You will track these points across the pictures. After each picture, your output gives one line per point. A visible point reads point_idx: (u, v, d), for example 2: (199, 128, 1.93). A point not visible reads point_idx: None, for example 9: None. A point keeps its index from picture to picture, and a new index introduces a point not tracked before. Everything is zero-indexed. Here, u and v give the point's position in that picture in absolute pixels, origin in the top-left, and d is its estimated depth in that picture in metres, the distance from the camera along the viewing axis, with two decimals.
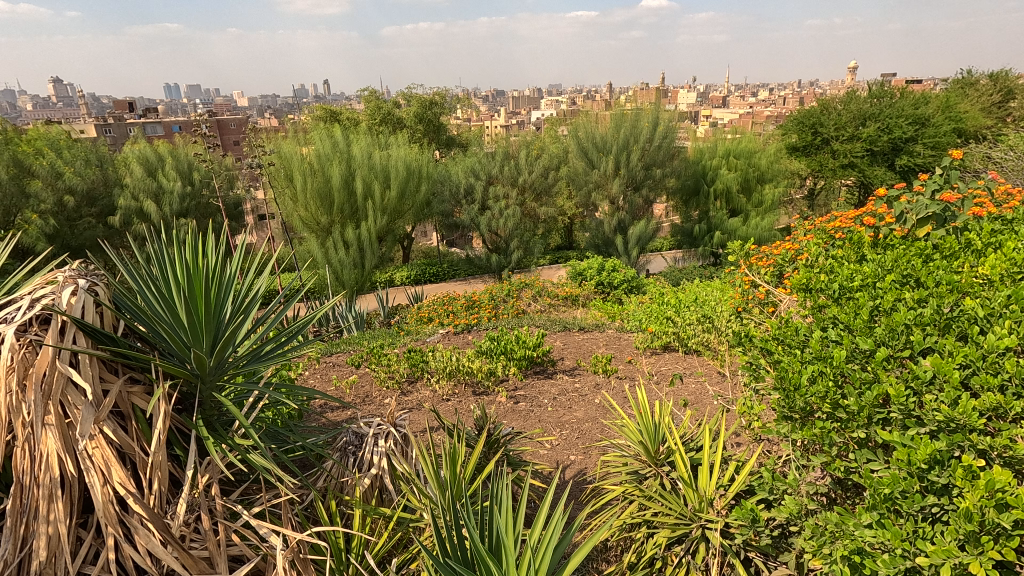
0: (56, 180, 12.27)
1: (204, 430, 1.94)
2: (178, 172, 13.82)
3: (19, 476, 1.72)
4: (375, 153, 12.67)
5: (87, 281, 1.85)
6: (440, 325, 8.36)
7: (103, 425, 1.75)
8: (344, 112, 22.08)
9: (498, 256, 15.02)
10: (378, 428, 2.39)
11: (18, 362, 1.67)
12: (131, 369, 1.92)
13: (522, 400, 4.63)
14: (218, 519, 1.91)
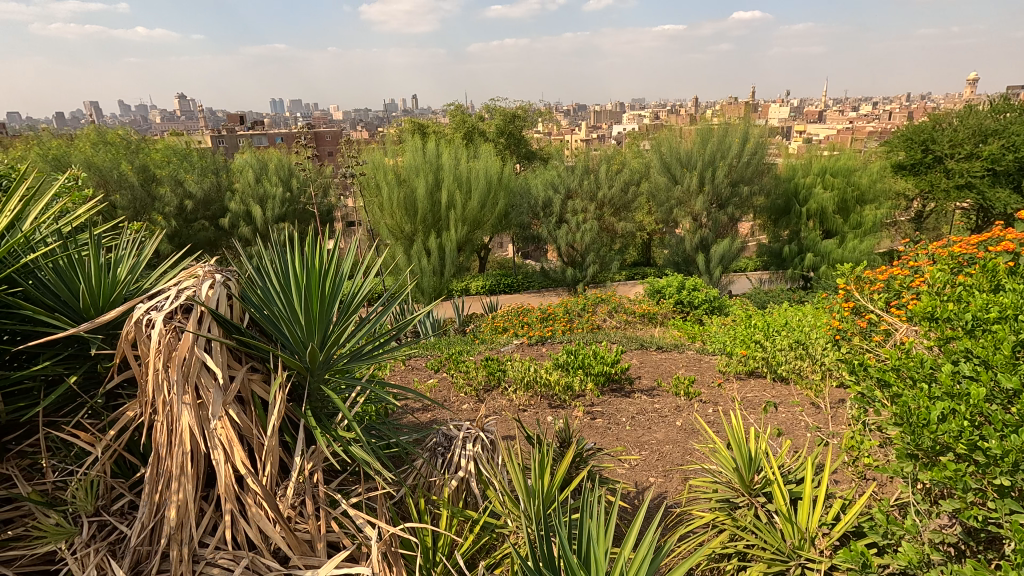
0: (178, 186, 13.70)
1: (313, 420, 2.08)
2: (280, 179, 14.93)
3: (158, 447, 1.93)
4: (460, 164, 13.11)
5: (222, 276, 2.04)
6: (515, 335, 8.43)
7: (228, 409, 1.92)
8: (430, 125, 23.02)
9: (574, 270, 14.98)
10: (467, 431, 2.44)
11: (163, 346, 1.86)
12: (253, 358, 2.09)
13: (600, 417, 4.56)
14: (321, 505, 2.04)
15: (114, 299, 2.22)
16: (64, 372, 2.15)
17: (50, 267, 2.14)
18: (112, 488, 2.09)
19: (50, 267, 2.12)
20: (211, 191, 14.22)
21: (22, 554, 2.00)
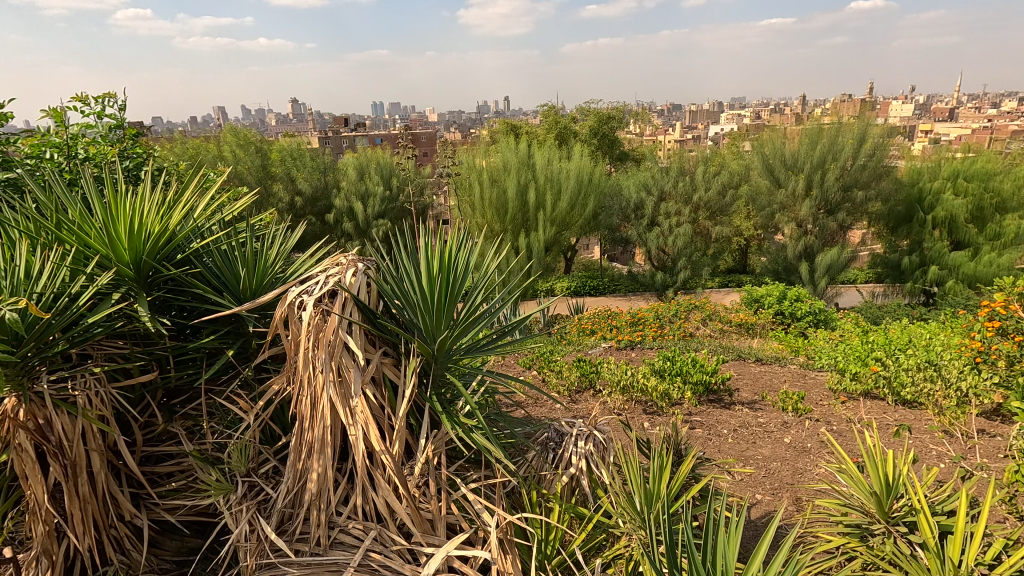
0: (291, 184, 14.86)
1: (438, 404, 2.20)
2: (381, 178, 15.73)
3: (302, 419, 2.11)
4: (554, 164, 13.18)
5: (363, 265, 2.19)
6: (603, 338, 8.29)
7: (365, 389, 2.07)
8: (522, 126, 23.26)
9: (663, 275, 14.32)
10: (578, 429, 2.45)
11: (312, 327, 2.03)
12: (385, 343, 2.23)
13: (699, 427, 4.39)
14: (442, 487, 2.15)
15: (265, 282, 2.46)
16: (223, 346, 2.42)
17: (215, 252, 2.41)
18: (259, 453, 2.32)
19: (216, 252, 2.39)
20: (319, 189, 15.26)
21: (185, 504, 2.28)
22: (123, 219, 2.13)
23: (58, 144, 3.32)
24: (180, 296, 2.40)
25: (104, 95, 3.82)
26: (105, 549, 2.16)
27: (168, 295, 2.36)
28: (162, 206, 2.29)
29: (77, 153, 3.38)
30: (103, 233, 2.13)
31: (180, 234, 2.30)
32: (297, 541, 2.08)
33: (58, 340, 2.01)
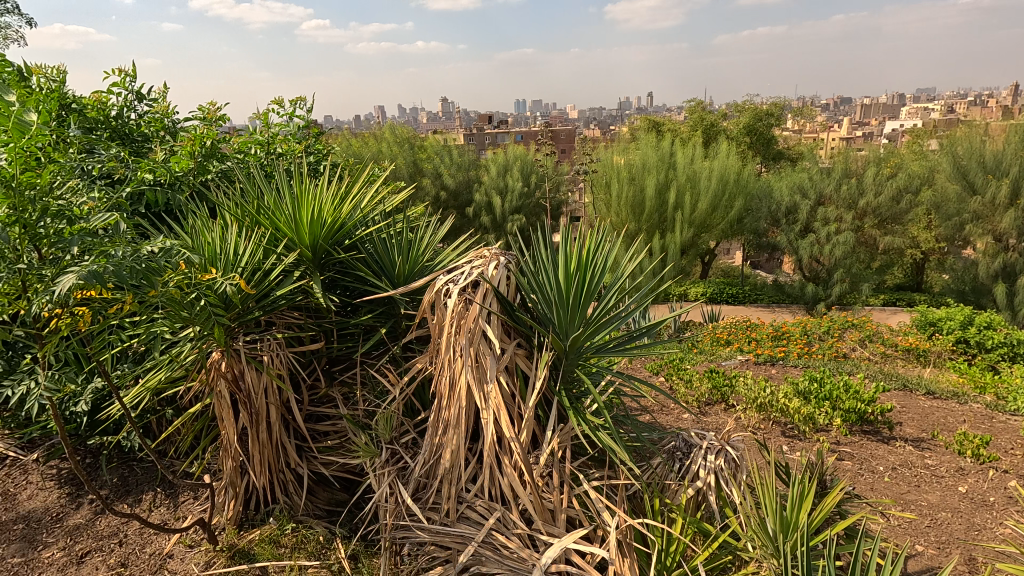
0: (437, 179, 15.88)
1: (566, 399, 2.26)
2: (520, 174, 16.16)
3: (441, 398, 2.28)
4: (698, 163, 12.58)
5: (505, 258, 2.30)
6: (740, 350, 7.71)
7: (499, 377, 2.18)
8: (667, 123, 22.42)
9: (815, 286, 12.88)
10: (708, 441, 2.36)
11: (456, 314, 2.19)
12: (520, 335, 2.33)
13: (848, 459, 3.94)
14: (565, 480, 2.20)
15: (416, 269, 2.71)
16: (378, 324, 2.71)
17: (376, 239, 2.70)
18: (401, 424, 2.55)
19: (376, 240, 2.67)
20: (462, 183, 16.09)
21: (337, 461, 2.58)
22: (307, 208, 2.46)
23: (260, 141, 3.92)
24: (345, 277, 2.72)
25: (295, 99, 4.42)
26: (274, 489, 2.53)
27: (336, 275, 2.69)
28: (337, 196, 2.62)
29: (273, 149, 3.96)
30: (290, 218, 2.48)
31: (349, 223, 2.61)
32: (428, 509, 2.27)
33: (254, 308, 2.40)
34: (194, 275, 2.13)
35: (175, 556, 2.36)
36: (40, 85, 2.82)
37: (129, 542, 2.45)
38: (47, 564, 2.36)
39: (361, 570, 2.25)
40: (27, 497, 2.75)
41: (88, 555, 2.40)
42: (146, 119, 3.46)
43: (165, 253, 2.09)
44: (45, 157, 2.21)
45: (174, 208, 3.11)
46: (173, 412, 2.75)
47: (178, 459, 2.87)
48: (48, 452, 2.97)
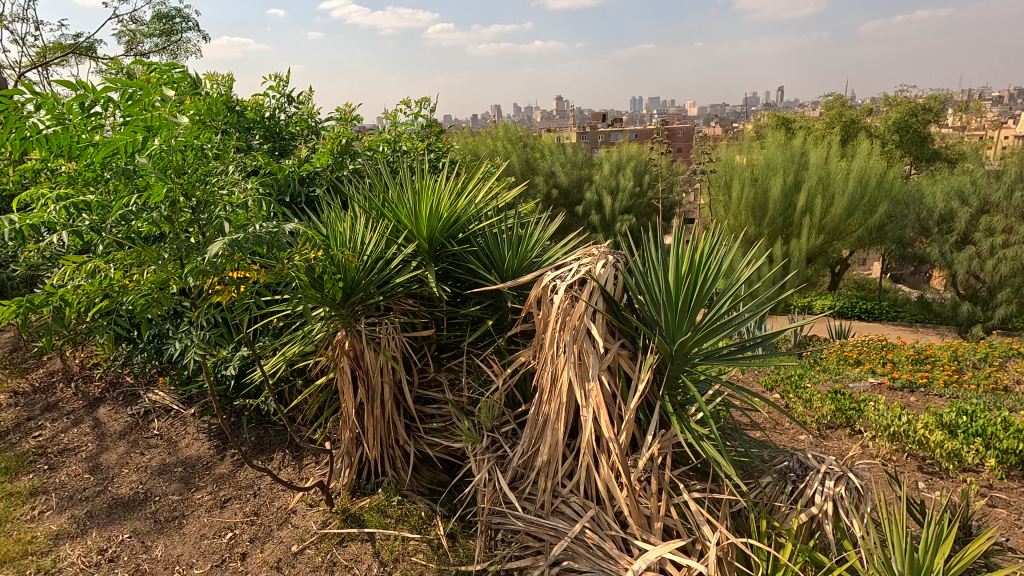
0: (550, 177, 15.81)
1: (670, 405, 2.19)
2: (633, 174, 15.79)
3: (542, 392, 2.32)
4: (833, 163, 11.48)
5: (613, 257, 2.27)
6: (872, 372, 6.88)
7: (601, 376, 2.17)
8: (799, 120, 20.71)
9: (972, 306, 11.25)
10: (828, 466, 2.19)
11: (561, 310, 2.22)
12: (624, 336, 2.30)
13: (1002, 506, 3.41)
14: (664, 488, 2.15)
15: (524, 265, 2.78)
16: (485, 316, 2.82)
17: (488, 234, 2.81)
18: (503, 415, 2.62)
19: (488, 235, 2.78)
20: (574, 182, 16.00)
21: (441, 443, 2.73)
22: (426, 202, 2.61)
23: (388, 140, 4.22)
24: (457, 269, 2.86)
25: (420, 99, 4.69)
26: (384, 462, 2.73)
27: (449, 267, 2.83)
28: (454, 192, 2.76)
29: (398, 147, 4.24)
30: (411, 212, 2.65)
31: (464, 217, 2.74)
32: (524, 499, 2.33)
33: (376, 293, 2.60)
34: (315, 249, 2.28)
35: (298, 512, 2.63)
36: (214, 91, 3.26)
37: (261, 494, 2.78)
38: (198, 504, 2.74)
39: (457, 549, 2.36)
40: (186, 445, 3.21)
41: (230, 501, 2.75)
42: (293, 120, 3.86)
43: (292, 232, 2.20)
44: (210, 148, 2.48)
45: (313, 199, 3.45)
46: (303, 382, 3.06)
47: (304, 425, 3.19)
48: (203, 408, 3.44)
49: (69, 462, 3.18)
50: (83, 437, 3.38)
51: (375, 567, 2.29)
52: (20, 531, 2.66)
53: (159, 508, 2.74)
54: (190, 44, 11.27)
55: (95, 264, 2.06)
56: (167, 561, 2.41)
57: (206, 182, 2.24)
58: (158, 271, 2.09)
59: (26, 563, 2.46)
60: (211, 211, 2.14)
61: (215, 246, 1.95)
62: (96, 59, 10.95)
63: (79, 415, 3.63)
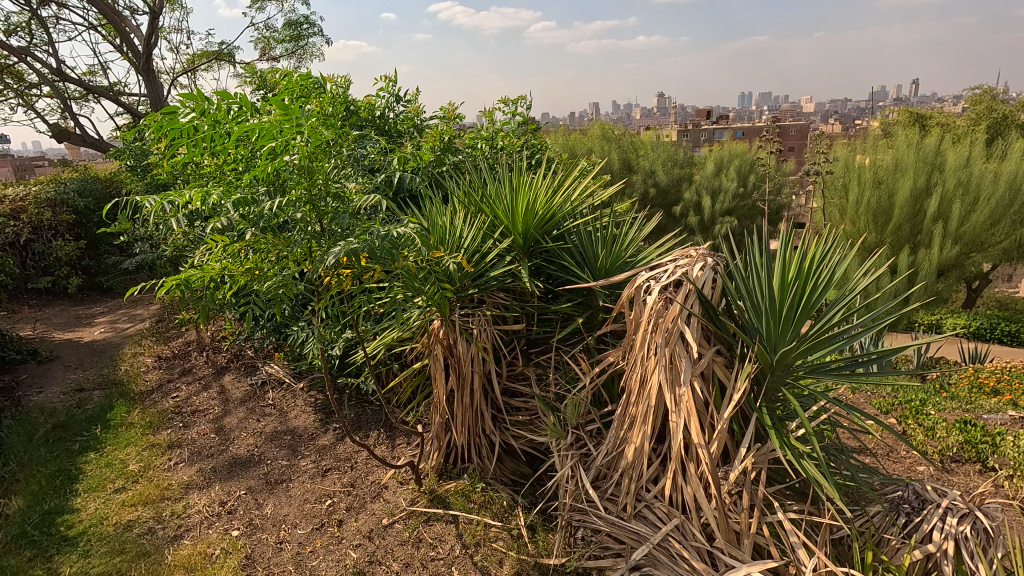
0: (648, 176, 15.21)
1: (767, 418, 2.08)
2: (737, 174, 14.99)
3: (630, 393, 2.29)
4: (975, 164, 10.16)
5: (712, 259, 2.18)
6: (1013, 404, 5.94)
7: (694, 382, 2.10)
8: (934, 116, 18.59)
9: None
10: (949, 501, 1.97)
11: (654, 311, 2.17)
12: (720, 342, 2.21)
13: None
14: (756, 504, 2.05)
15: (617, 264, 2.76)
16: (576, 314, 2.85)
17: (583, 232, 2.81)
18: (588, 413, 2.62)
19: (583, 233, 2.79)
20: (673, 180, 15.38)
21: (525, 436, 2.77)
22: (523, 199, 2.66)
23: (487, 137, 4.33)
24: (550, 265, 2.89)
25: (519, 98, 4.77)
26: (470, 449, 2.82)
27: (542, 263, 2.87)
28: (551, 189, 2.79)
29: (497, 144, 4.33)
30: (508, 208, 2.71)
31: (560, 214, 2.76)
32: (606, 499, 2.31)
33: (470, 286, 2.70)
34: (428, 251, 2.46)
35: (390, 488, 2.79)
36: (334, 92, 3.50)
37: (357, 468, 2.98)
38: (302, 471, 3.00)
39: (537, 540, 2.40)
40: (295, 416, 3.52)
41: (330, 471, 2.98)
42: (401, 118, 4.07)
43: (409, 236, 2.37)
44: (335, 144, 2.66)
45: (415, 193, 3.62)
46: (399, 366, 3.24)
47: (398, 407, 3.37)
48: (310, 383, 3.75)
49: (199, 422, 3.59)
50: (211, 401, 3.82)
51: (457, 548, 2.38)
52: (159, 478, 3.05)
53: (271, 471, 3.03)
54: (313, 48, 12.20)
55: (236, 247, 2.30)
56: (275, 519, 2.66)
57: (334, 181, 2.45)
58: (291, 259, 2.32)
59: (163, 506, 2.82)
60: (338, 211, 2.33)
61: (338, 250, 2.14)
62: (234, 63, 12.18)
63: (208, 381, 4.09)
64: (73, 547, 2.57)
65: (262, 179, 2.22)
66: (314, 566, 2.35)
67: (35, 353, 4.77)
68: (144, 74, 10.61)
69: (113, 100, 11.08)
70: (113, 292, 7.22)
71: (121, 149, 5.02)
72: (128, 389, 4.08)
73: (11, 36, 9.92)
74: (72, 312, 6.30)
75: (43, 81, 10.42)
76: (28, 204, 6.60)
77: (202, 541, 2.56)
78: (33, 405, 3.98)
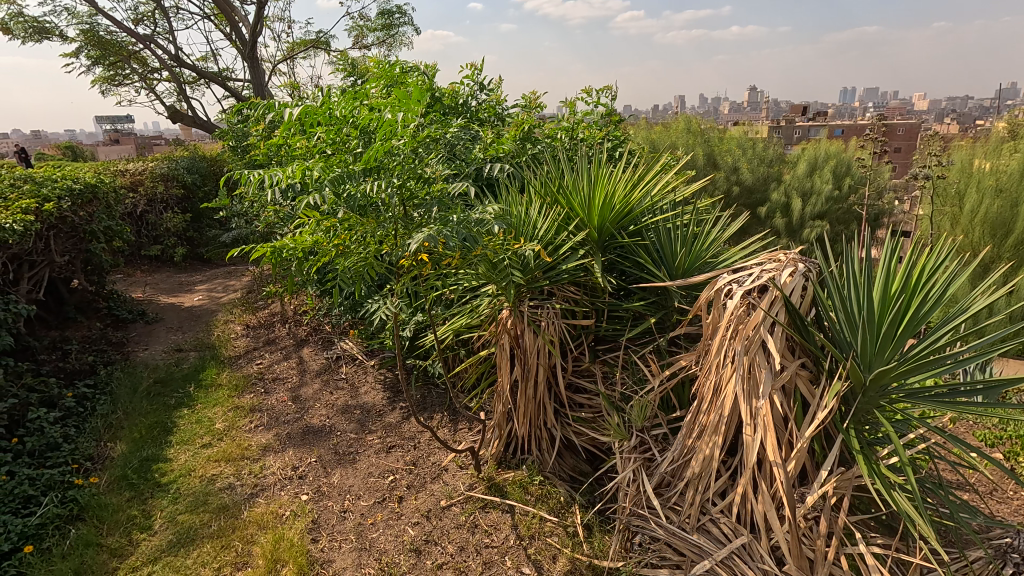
0: (733, 174, 14.45)
1: (855, 441, 1.91)
2: (832, 175, 13.96)
3: (702, 401, 2.19)
4: None
5: (804, 266, 2.03)
6: None
7: (774, 395, 1.97)
8: None
9: None
10: None
11: (735, 317, 2.06)
12: (806, 355, 2.05)
13: None
14: (835, 532, 1.89)
15: (696, 264, 2.64)
16: (648, 313, 2.77)
17: (661, 229, 2.71)
18: (655, 416, 2.53)
19: (662, 230, 2.69)
20: (759, 180, 14.55)
21: (587, 433, 2.72)
22: (601, 192, 2.59)
23: (567, 128, 4.27)
24: (624, 262, 2.83)
25: (603, 88, 4.66)
26: (531, 441, 2.80)
27: (616, 259, 2.81)
28: (631, 183, 2.70)
29: (577, 135, 4.26)
30: (584, 201, 2.64)
31: (638, 210, 2.67)
32: (668, 508, 2.23)
33: (540, 278, 2.67)
34: (510, 244, 2.46)
35: (449, 471, 2.84)
36: (420, 80, 3.54)
37: (420, 447, 3.05)
38: (369, 445, 3.11)
39: (593, 541, 2.35)
40: (365, 391, 3.66)
41: (394, 448, 3.07)
42: (482, 107, 4.09)
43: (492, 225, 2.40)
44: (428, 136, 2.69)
45: (492, 181, 3.62)
46: (466, 353, 3.27)
47: (462, 392, 3.41)
48: (381, 360, 3.88)
49: (279, 389, 3.82)
50: (290, 370, 4.05)
51: (512, 538, 2.38)
52: (240, 438, 3.27)
53: (339, 442, 3.17)
54: (403, 37, 12.56)
55: (328, 222, 2.34)
56: (341, 488, 2.78)
57: (426, 167, 2.48)
58: (377, 241, 2.37)
59: (242, 465, 3.02)
60: (428, 195, 2.39)
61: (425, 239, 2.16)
62: (329, 51, 12.77)
63: (289, 352, 4.34)
64: (164, 493, 2.81)
65: (363, 164, 2.28)
66: (373, 538, 2.43)
67: (143, 314, 5.26)
68: (249, 61, 11.35)
69: (221, 85, 11.94)
70: (211, 263, 7.82)
71: (225, 130, 5.39)
72: (219, 353, 4.41)
73: (139, 25, 10.91)
74: (176, 278, 6.88)
75: (163, 67, 11.39)
76: (145, 178, 7.25)
77: (275, 501, 2.72)
78: (139, 360, 4.39)
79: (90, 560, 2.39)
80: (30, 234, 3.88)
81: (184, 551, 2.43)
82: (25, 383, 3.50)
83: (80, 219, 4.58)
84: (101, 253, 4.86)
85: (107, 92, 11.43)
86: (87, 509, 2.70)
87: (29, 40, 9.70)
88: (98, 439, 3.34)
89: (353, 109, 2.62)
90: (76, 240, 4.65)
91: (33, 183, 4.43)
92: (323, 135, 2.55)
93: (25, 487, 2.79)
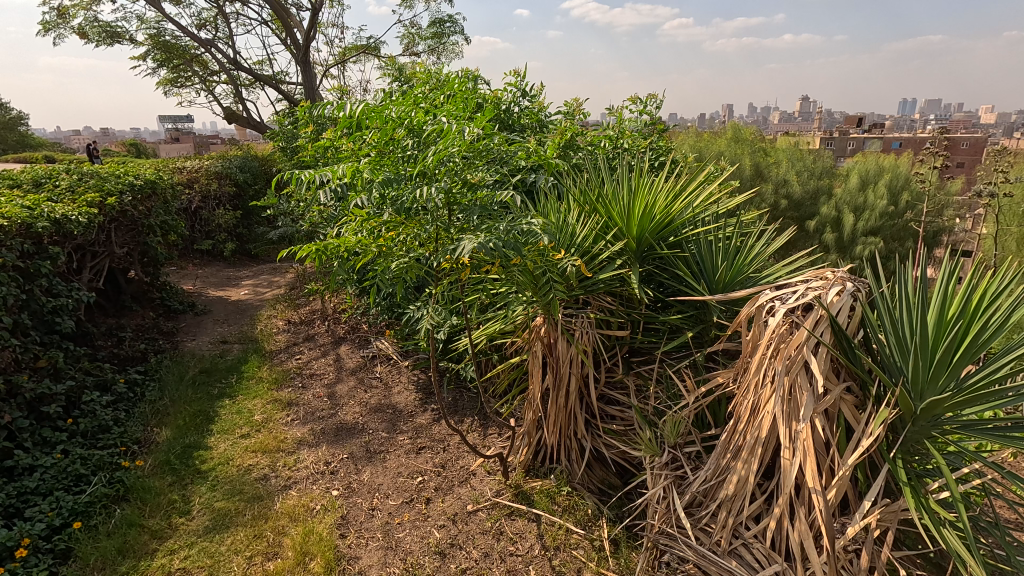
0: (780, 187, 14.04)
1: (901, 472, 1.82)
2: (888, 191, 13.41)
3: (739, 420, 2.13)
4: None
5: (853, 286, 1.94)
6: None
7: (816, 419, 1.89)
8: None
9: None
10: None
11: (777, 335, 1.98)
12: (853, 379, 1.97)
13: None
14: (877, 567, 1.80)
15: (737, 279, 2.59)
16: (685, 327, 2.72)
17: (702, 242, 2.66)
18: (688, 434, 2.47)
19: (703, 242, 2.65)
20: (808, 193, 14.04)
21: (618, 446, 2.67)
22: (641, 201, 2.55)
23: (610, 137, 4.22)
24: (662, 273, 2.78)
25: (648, 96, 4.61)
26: (560, 451, 2.76)
27: (654, 270, 2.77)
28: (672, 193, 2.65)
29: (620, 143, 4.22)
30: (623, 210, 2.61)
31: (679, 221, 2.62)
32: (699, 529, 2.17)
33: (578, 288, 2.63)
34: (552, 254, 2.44)
35: (477, 476, 2.84)
36: (465, 85, 3.55)
37: (449, 450, 3.07)
38: (399, 445, 3.15)
39: (619, 557, 2.29)
40: (398, 391, 3.71)
41: (423, 449, 3.10)
42: (525, 113, 4.09)
43: (534, 232, 2.37)
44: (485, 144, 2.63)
45: (532, 188, 3.60)
46: (499, 358, 3.27)
47: (493, 397, 3.42)
48: (415, 362, 3.94)
49: (316, 384, 3.92)
50: (327, 367, 4.14)
51: (537, 548, 2.36)
52: (277, 431, 3.37)
53: (371, 440, 3.22)
54: (454, 45, 12.72)
55: (372, 220, 2.38)
56: (370, 486, 2.82)
57: (474, 170, 2.44)
58: (420, 242, 2.39)
59: (278, 457, 3.11)
60: (472, 201, 2.36)
61: (471, 248, 2.11)
62: (379, 56, 13.04)
63: (327, 349, 4.45)
64: (203, 480, 2.92)
65: (417, 170, 2.28)
66: (400, 538, 2.46)
67: (193, 306, 5.48)
68: (302, 65, 11.72)
69: (275, 87, 12.34)
70: (259, 258, 8.11)
71: (277, 131, 5.57)
72: (261, 347, 4.55)
73: (201, 30, 11.42)
74: (224, 273, 7.16)
75: (222, 70, 11.90)
76: (201, 175, 7.58)
77: (307, 495, 2.78)
78: (186, 350, 4.58)
79: (131, 540, 2.49)
80: (94, 226, 4.10)
81: (219, 538, 2.50)
82: (82, 367, 3.70)
83: (138, 213, 4.83)
84: (157, 246, 5.10)
85: (170, 92, 12.01)
86: (131, 490, 2.82)
87: (103, 43, 10.30)
88: (146, 424, 3.49)
89: (402, 114, 2.64)
90: (135, 232, 4.90)
91: (99, 178, 4.68)
92: (373, 137, 2.57)
93: (77, 466, 2.94)
